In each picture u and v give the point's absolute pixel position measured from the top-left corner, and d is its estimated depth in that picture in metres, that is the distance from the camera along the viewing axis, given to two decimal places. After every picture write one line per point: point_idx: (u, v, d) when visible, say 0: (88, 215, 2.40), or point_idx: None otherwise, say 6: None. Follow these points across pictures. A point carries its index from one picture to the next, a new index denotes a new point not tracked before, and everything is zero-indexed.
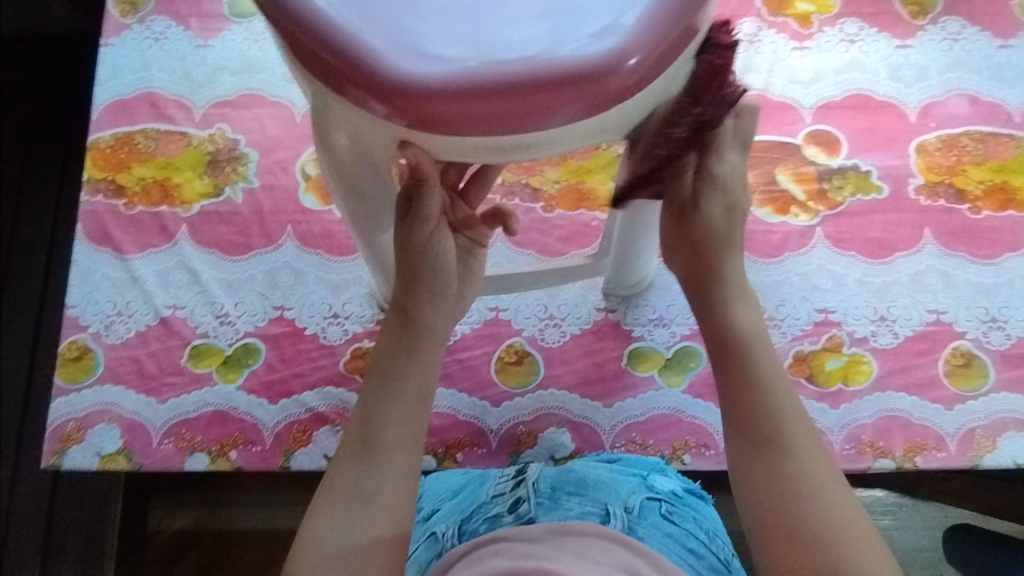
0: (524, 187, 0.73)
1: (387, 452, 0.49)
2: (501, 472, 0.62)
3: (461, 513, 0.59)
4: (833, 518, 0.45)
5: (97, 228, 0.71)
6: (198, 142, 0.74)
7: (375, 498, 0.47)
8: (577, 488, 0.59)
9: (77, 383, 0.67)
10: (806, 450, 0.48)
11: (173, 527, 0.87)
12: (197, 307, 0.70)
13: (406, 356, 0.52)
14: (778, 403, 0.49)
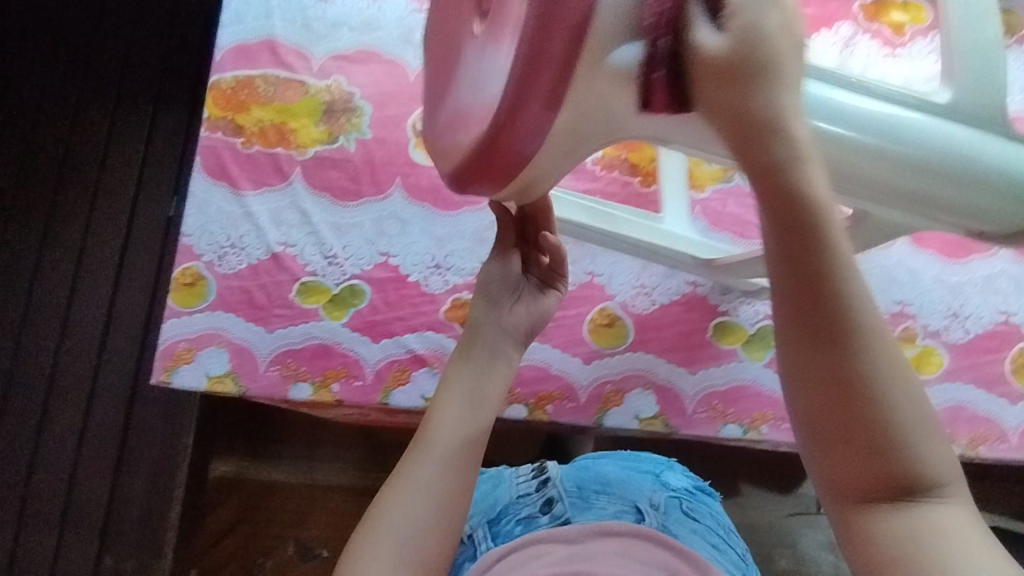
0: (625, 161, 0.77)
1: (440, 451, 0.52)
2: (519, 471, 0.70)
3: (488, 514, 0.65)
4: (906, 408, 0.34)
5: (215, 163, 0.74)
6: (315, 91, 0.77)
7: (432, 505, 0.50)
8: (601, 487, 0.67)
9: (188, 307, 0.71)
10: (874, 343, 0.34)
11: (219, 472, 1.01)
12: (308, 246, 0.73)
13: (462, 371, 0.56)
14: (846, 282, 0.33)
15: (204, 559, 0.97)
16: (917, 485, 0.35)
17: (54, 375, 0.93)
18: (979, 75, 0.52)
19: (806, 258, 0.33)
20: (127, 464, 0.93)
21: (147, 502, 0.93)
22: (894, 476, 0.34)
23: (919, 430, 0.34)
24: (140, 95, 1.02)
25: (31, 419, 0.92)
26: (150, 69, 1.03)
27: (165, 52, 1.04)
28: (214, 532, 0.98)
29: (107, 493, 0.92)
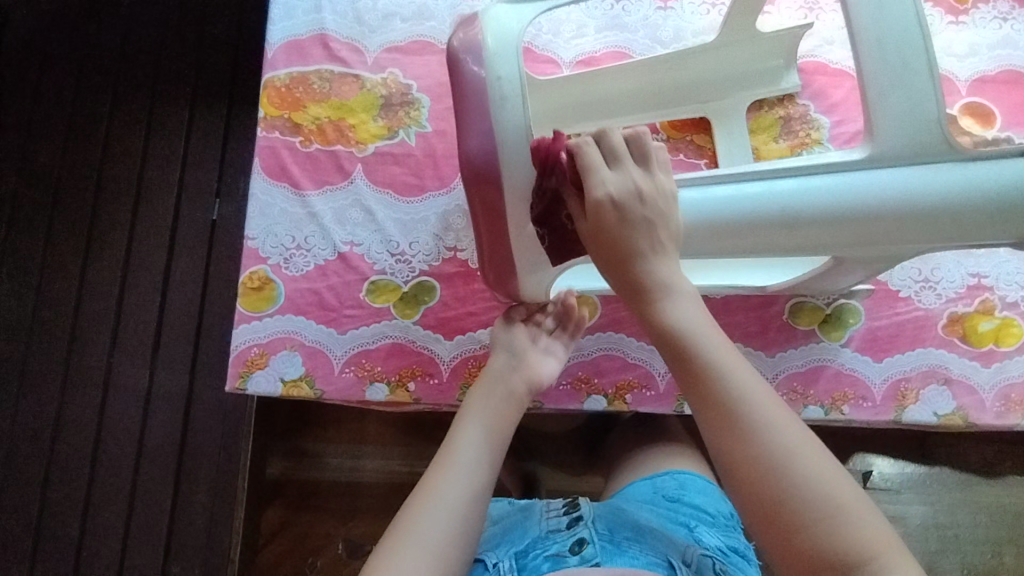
0: (690, 143, 0.76)
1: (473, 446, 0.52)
2: (549, 504, 0.66)
3: (516, 548, 0.62)
4: (817, 485, 0.41)
5: (275, 164, 0.73)
6: (371, 85, 0.75)
7: (465, 509, 0.48)
8: (633, 533, 0.62)
9: (259, 311, 0.70)
10: (767, 426, 0.42)
11: (271, 473, 0.98)
12: (374, 244, 0.72)
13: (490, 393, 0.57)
14: (734, 390, 0.43)
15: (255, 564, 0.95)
16: (846, 558, 0.39)
17: (109, 385, 0.93)
18: (909, 118, 0.49)
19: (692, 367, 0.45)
20: (187, 471, 0.92)
21: (210, 511, 0.91)
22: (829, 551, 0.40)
23: (838, 505, 0.40)
24: (173, 99, 0.99)
25: (89, 432, 0.92)
26: (182, 70, 1.00)
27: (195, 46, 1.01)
28: (263, 534, 0.96)
29: (168, 501, 0.91)
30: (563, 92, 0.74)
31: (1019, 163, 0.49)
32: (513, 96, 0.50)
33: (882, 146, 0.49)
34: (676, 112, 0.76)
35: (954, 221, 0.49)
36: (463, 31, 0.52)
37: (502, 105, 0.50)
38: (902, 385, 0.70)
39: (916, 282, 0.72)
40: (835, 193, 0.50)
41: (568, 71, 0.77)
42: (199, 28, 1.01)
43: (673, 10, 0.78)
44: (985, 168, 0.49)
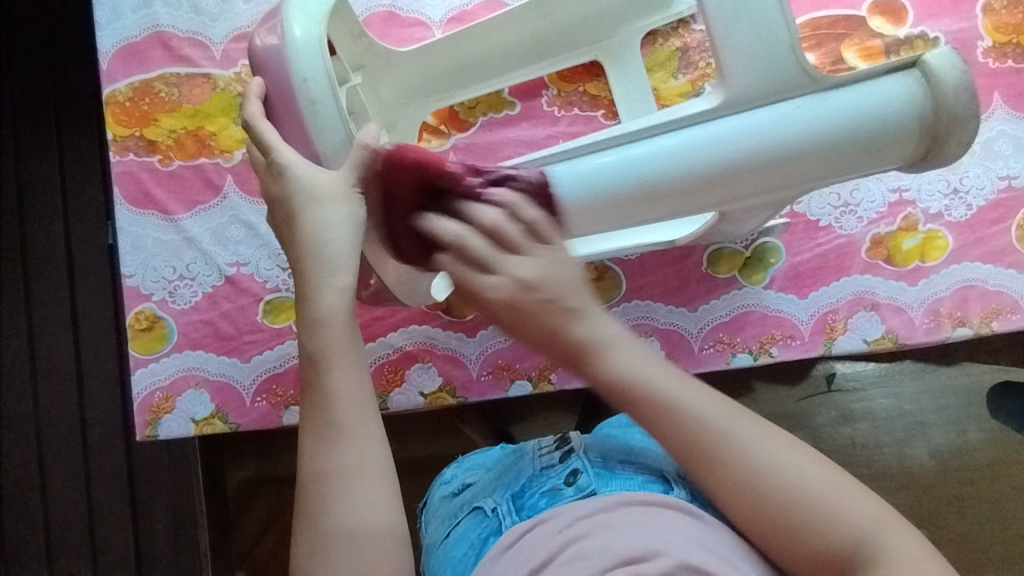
0: (583, 94, 0.70)
1: (350, 422, 0.43)
2: (540, 443, 0.62)
3: (511, 492, 0.58)
4: (807, 486, 0.40)
5: (137, 190, 0.67)
6: (225, 83, 0.68)
7: (365, 480, 0.42)
8: (626, 456, 0.57)
9: (153, 353, 0.66)
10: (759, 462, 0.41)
11: (240, 476, 0.95)
12: (262, 261, 0.67)
13: (327, 326, 0.45)
14: (662, 401, 0.41)
15: (249, 558, 0.95)
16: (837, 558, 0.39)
17: (42, 433, 0.89)
18: (759, 51, 0.45)
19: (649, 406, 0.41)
20: (142, 505, 0.90)
21: (174, 537, 0.90)
22: (829, 551, 0.39)
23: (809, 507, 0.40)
24: (32, 122, 0.87)
25: (34, 482, 0.89)
26: (30, 83, 0.86)
27: (40, 40, 0.86)
28: (250, 536, 0.95)
29: (131, 535, 0.90)
30: (431, 59, 0.64)
31: (889, 81, 0.45)
32: (323, 96, 0.49)
33: (737, 88, 0.46)
34: (562, 61, 0.68)
35: (844, 149, 0.46)
36: (266, 31, 0.50)
37: (314, 109, 0.48)
38: (831, 317, 0.68)
39: (836, 208, 0.69)
40: (712, 147, 0.47)
41: (440, 32, 0.69)
42: (36, 32, 0.86)
43: None
44: (850, 95, 0.45)
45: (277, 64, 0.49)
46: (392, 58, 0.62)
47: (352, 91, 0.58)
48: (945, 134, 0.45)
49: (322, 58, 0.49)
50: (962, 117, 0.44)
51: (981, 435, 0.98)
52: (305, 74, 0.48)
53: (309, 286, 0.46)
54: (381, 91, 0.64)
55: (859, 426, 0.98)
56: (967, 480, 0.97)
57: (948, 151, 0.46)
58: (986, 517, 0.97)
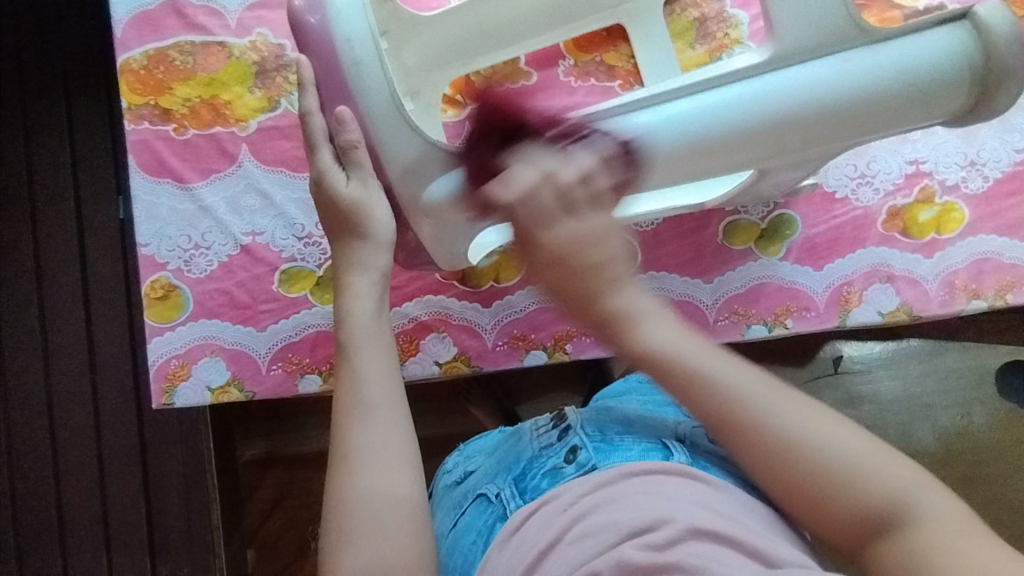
0: (599, 64, 0.70)
1: (379, 399, 0.44)
2: (537, 422, 0.63)
3: (514, 475, 0.58)
4: (836, 457, 0.38)
5: (152, 158, 0.67)
6: (240, 51, 0.67)
7: (395, 456, 0.42)
8: (624, 429, 0.58)
9: (169, 321, 0.66)
10: (783, 426, 0.39)
11: (249, 454, 0.97)
12: (278, 231, 0.67)
13: (355, 320, 0.47)
14: (706, 376, 0.40)
15: (258, 536, 0.97)
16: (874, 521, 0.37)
17: (54, 408, 0.89)
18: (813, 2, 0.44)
19: (673, 371, 0.41)
20: (154, 479, 0.90)
21: (186, 512, 0.90)
22: (862, 518, 0.37)
23: (844, 478, 0.38)
24: (44, 96, 0.86)
25: (46, 456, 0.90)
26: (41, 56, 0.86)
27: (52, 12, 0.86)
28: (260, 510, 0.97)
29: (143, 508, 0.90)
30: (454, 24, 0.63)
31: (939, 32, 0.45)
32: (366, 57, 0.47)
33: (787, 40, 0.45)
34: (585, 24, 0.67)
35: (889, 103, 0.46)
36: None
37: (359, 69, 0.47)
38: (845, 289, 0.68)
39: (852, 179, 0.69)
40: (758, 100, 0.46)
41: (456, 1, 0.69)
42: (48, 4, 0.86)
43: None
44: (904, 45, 0.45)
45: (318, 27, 0.48)
46: (415, 24, 0.61)
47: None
48: (996, 87, 0.45)
49: (365, 15, 0.47)
50: (1012, 70, 0.44)
51: (989, 413, 0.98)
52: (349, 34, 0.47)
53: (346, 285, 0.49)
54: (404, 57, 0.62)
55: (869, 406, 0.98)
56: (975, 459, 0.97)
57: (996, 106, 0.46)
58: (993, 496, 0.97)
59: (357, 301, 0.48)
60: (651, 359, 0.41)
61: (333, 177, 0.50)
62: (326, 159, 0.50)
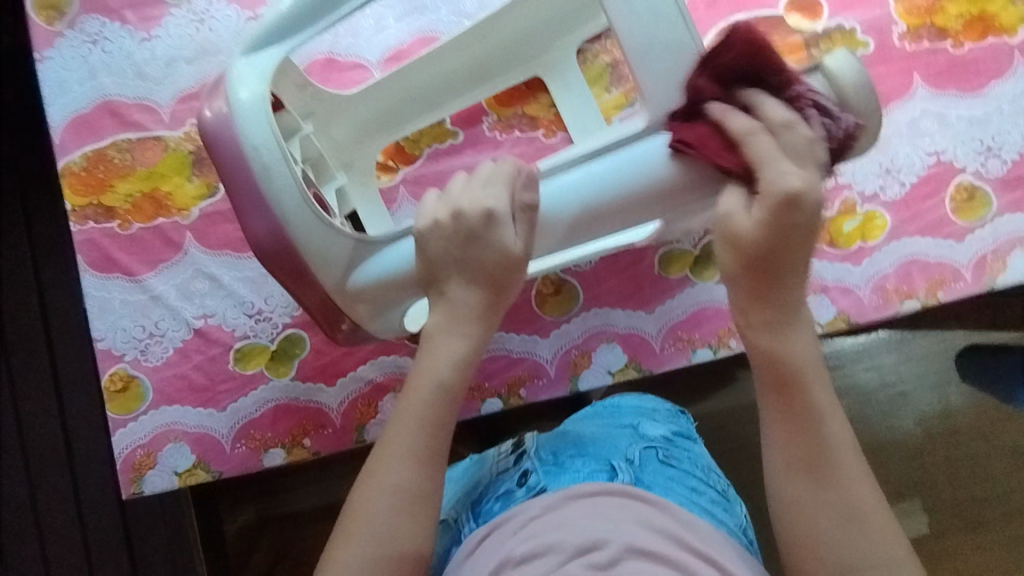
0: (522, 116, 0.72)
1: (422, 484, 0.48)
2: (500, 450, 0.64)
3: (473, 500, 0.60)
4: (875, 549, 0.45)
5: (100, 255, 0.69)
6: (176, 143, 0.70)
7: (411, 519, 0.48)
8: (575, 451, 0.60)
9: (130, 412, 0.67)
10: (848, 476, 0.46)
11: (240, 521, 0.96)
12: (229, 311, 0.69)
13: (422, 385, 0.50)
14: (814, 412, 0.47)
15: None
16: None
17: (36, 505, 0.87)
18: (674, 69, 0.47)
19: (784, 379, 0.47)
20: (141, 563, 0.88)
21: None
22: None
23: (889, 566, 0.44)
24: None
25: (31, 556, 0.88)
26: None
27: None
28: None
29: None
30: (375, 98, 0.66)
31: None
32: (275, 161, 0.50)
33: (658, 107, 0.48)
34: (511, 78, 0.69)
35: None
36: (211, 103, 0.52)
37: (267, 175, 0.50)
38: None
39: None
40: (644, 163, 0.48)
41: (379, 73, 0.72)
42: None
43: None
44: None
45: (226, 141, 0.50)
46: (337, 103, 0.65)
47: (303, 138, 0.62)
48: (857, 129, 0.48)
49: (268, 123, 0.50)
50: (867, 114, 0.47)
51: (963, 397, 0.99)
52: (256, 143, 0.50)
53: (429, 343, 0.51)
54: (333, 132, 0.66)
55: (846, 402, 0.99)
56: (953, 443, 0.98)
57: (860, 143, 0.49)
58: (978, 477, 0.97)
59: (438, 366, 0.51)
60: (793, 374, 0.47)
61: (505, 226, 0.50)
62: (501, 200, 0.50)
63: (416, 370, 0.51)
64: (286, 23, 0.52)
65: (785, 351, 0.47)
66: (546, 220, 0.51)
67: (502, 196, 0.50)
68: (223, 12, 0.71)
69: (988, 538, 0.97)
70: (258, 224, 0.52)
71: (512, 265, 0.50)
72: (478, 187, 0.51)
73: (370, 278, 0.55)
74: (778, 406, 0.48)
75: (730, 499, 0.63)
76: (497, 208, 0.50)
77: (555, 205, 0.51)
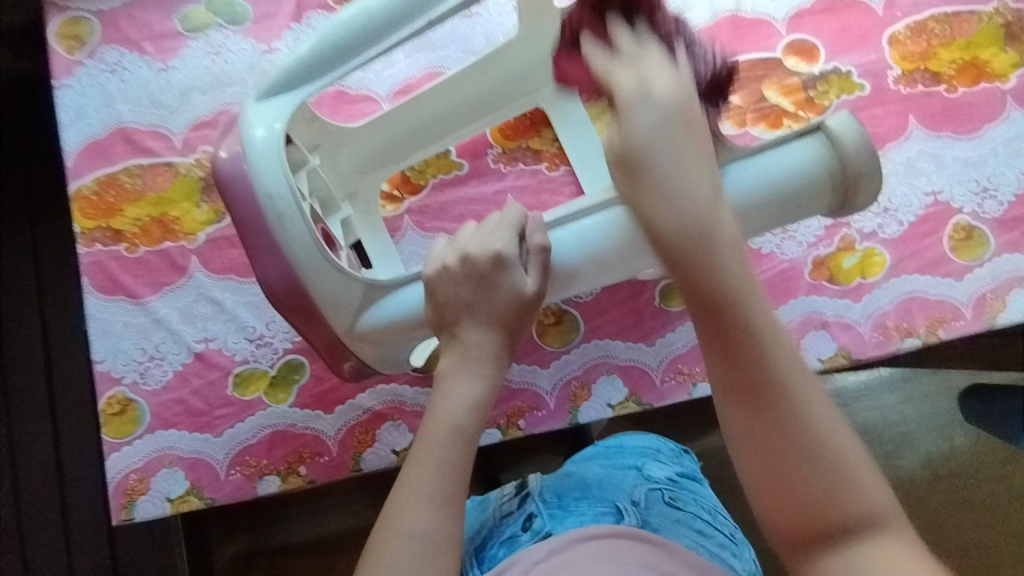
0: (526, 150, 0.74)
1: (441, 526, 0.45)
2: (502, 492, 0.63)
3: (476, 544, 0.58)
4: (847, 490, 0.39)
5: (105, 277, 0.69)
6: (186, 169, 0.71)
7: (434, 568, 0.44)
8: (580, 493, 0.59)
9: (126, 436, 0.67)
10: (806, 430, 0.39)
11: (229, 552, 0.94)
12: (230, 335, 0.69)
13: (436, 423, 0.48)
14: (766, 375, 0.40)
15: None
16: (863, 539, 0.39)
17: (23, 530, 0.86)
18: None
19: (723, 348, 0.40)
20: None
21: None
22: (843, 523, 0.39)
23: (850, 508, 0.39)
24: (7, 222, 0.89)
25: None
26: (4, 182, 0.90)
27: (15, 141, 0.90)
28: None
29: None
30: (383, 130, 0.68)
31: (798, 145, 0.50)
32: (289, 208, 0.50)
33: None
34: (512, 109, 0.70)
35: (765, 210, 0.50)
36: (225, 145, 0.52)
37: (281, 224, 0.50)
38: None
39: (776, 235, 0.73)
40: None
41: (387, 105, 0.74)
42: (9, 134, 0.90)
43: (479, 15, 0.75)
44: (768, 158, 0.50)
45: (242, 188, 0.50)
46: (343, 136, 0.66)
47: (311, 171, 0.63)
48: (857, 185, 0.50)
49: (282, 169, 0.50)
50: (867, 171, 0.49)
51: (970, 438, 0.98)
52: (271, 191, 0.49)
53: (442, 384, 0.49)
54: (339, 163, 0.67)
55: None
56: (961, 485, 0.96)
57: (860, 200, 0.51)
58: (986, 520, 0.96)
59: (451, 406, 0.48)
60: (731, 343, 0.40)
61: (514, 268, 0.50)
62: (509, 243, 0.50)
63: (429, 411, 0.49)
64: (304, 68, 0.52)
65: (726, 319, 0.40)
66: (558, 264, 0.51)
67: (509, 240, 0.50)
68: (238, 45, 0.73)
69: None
70: (271, 269, 0.52)
71: (529, 305, 0.50)
72: (486, 233, 0.51)
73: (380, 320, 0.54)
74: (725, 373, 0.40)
75: (740, 543, 0.61)
76: (506, 252, 0.50)
77: (569, 246, 0.50)
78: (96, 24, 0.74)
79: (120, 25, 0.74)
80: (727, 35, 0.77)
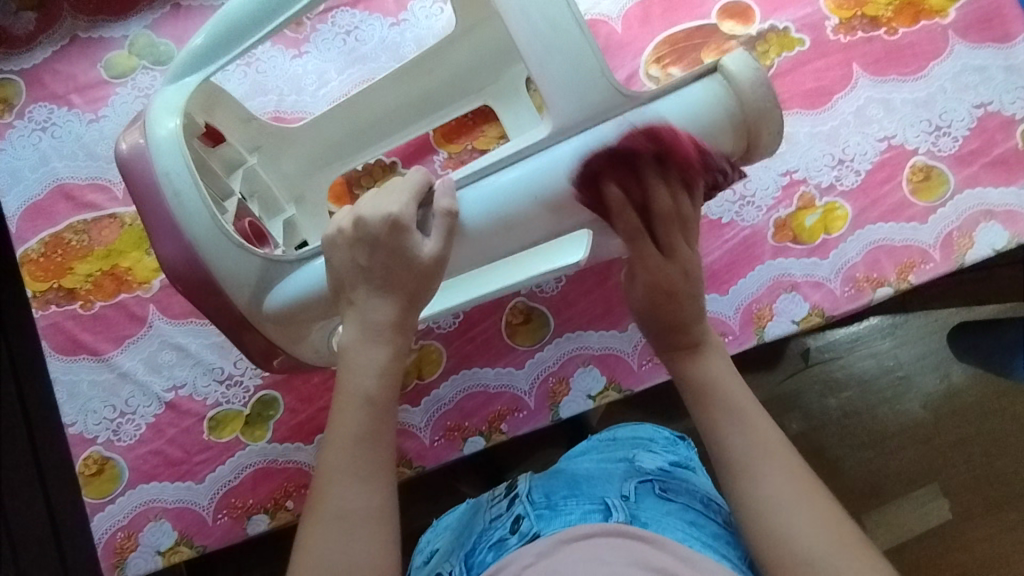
0: (472, 150, 0.73)
1: (366, 499, 0.44)
2: (494, 496, 0.63)
3: (466, 551, 0.58)
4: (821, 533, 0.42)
5: (65, 338, 0.68)
6: (132, 218, 0.70)
7: (367, 540, 0.43)
8: (569, 492, 0.59)
9: (107, 495, 0.66)
10: (783, 477, 0.44)
11: None
12: (198, 379, 0.68)
13: (345, 400, 0.46)
14: (737, 420, 0.47)
15: None
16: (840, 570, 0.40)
17: None
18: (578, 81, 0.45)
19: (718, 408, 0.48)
20: None
21: None
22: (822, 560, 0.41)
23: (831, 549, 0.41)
24: None
25: None
26: None
27: None
28: None
29: None
30: (323, 132, 0.66)
31: (694, 87, 0.47)
32: (186, 187, 0.49)
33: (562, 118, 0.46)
34: (457, 109, 0.70)
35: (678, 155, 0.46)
36: (129, 136, 0.52)
37: (177, 199, 0.49)
38: (755, 307, 0.71)
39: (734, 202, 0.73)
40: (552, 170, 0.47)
41: None
42: None
43: (406, 22, 0.74)
44: (664, 104, 0.46)
45: (140, 168, 0.50)
46: (285, 136, 0.65)
47: (248, 170, 0.63)
48: (758, 125, 0.47)
49: (182, 154, 0.50)
50: (766, 108, 0.46)
51: (965, 375, 0.97)
52: (166, 168, 0.49)
53: (347, 358, 0.47)
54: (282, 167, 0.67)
55: (846, 394, 0.97)
56: (961, 422, 0.96)
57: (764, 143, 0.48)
58: (993, 454, 0.95)
59: (358, 381, 0.46)
60: (710, 392, 0.49)
61: (414, 231, 0.46)
62: (407, 207, 0.47)
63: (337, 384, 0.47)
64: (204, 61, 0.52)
65: (696, 368, 0.50)
66: (466, 227, 0.48)
67: (407, 203, 0.47)
68: None
69: (1014, 516, 0.94)
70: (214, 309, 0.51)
71: (432, 272, 0.47)
72: (383, 195, 0.48)
73: (291, 296, 0.52)
74: (710, 427, 0.48)
75: (736, 530, 0.59)
76: (401, 212, 0.46)
77: (477, 207, 0.48)
78: (22, 83, 0.73)
79: (45, 81, 0.73)
80: (660, 7, 0.76)
